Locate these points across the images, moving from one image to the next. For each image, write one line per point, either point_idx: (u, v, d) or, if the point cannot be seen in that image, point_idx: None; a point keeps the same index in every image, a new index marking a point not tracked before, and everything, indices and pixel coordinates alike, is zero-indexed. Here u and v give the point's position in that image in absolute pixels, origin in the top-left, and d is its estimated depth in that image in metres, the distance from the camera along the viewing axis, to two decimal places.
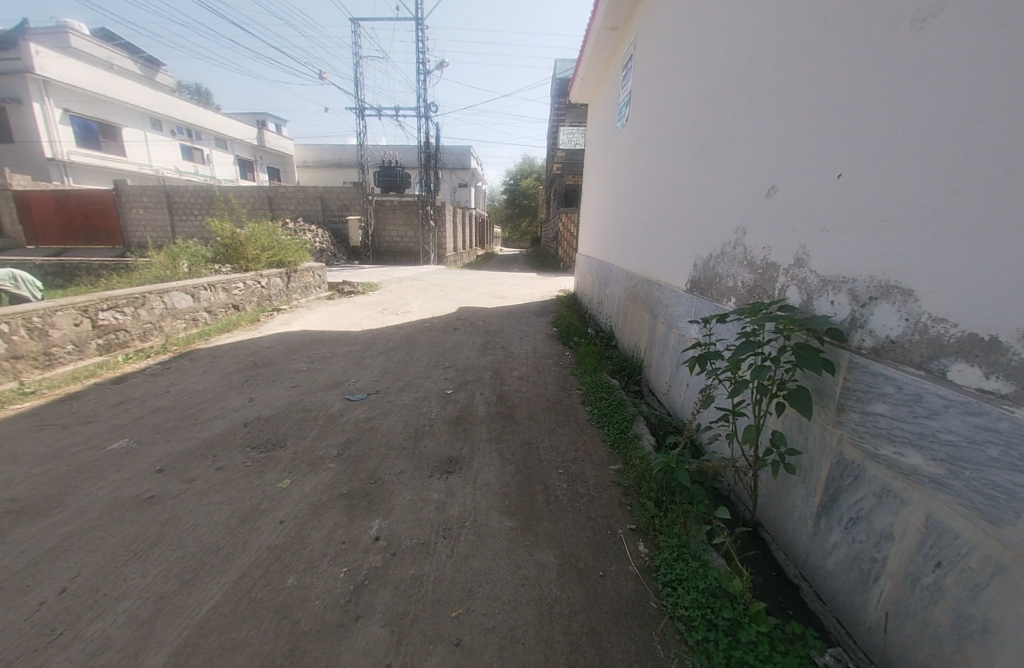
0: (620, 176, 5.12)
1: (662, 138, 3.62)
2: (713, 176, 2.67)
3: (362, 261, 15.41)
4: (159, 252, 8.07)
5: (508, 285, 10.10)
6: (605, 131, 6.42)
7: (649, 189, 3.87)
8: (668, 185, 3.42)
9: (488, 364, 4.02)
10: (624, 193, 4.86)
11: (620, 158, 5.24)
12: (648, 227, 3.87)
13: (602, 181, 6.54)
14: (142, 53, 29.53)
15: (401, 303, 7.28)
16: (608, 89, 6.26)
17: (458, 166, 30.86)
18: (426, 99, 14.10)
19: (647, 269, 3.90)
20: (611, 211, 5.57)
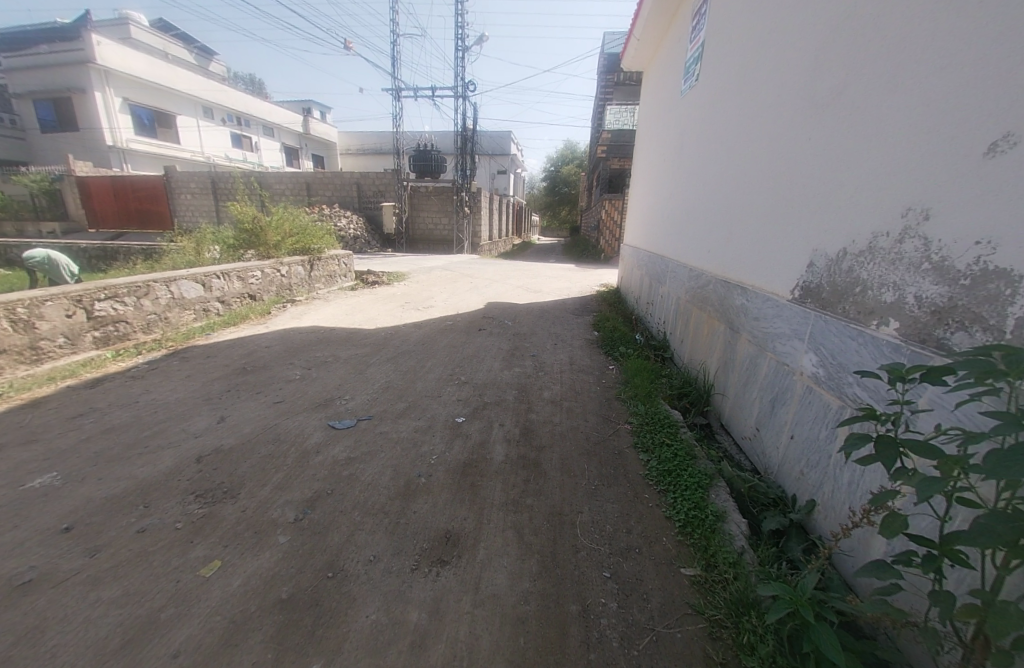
0: (683, 155, 4.23)
1: (747, 96, 2.76)
2: (843, 133, 1.83)
3: (395, 248, 15.02)
4: (185, 237, 7.84)
5: (544, 278, 9.27)
6: (662, 105, 5.50)
7: (727, 165, 3.00)
8: (758, 156, 2.56)
9: (515, 378, 3.27)
10: (688, 174, 3.97)
11: (682, 134, 4.35)
12: (725, 214, 3.00)
13: (657, 163, 5.62)
14: (197, 43, 30.51)
15: (427, 295, 6.66)
16: (669, 53, 5.32)
17: (497, 151, 29.93)
18: (463, 77, 13.27)
19: (723, 268, 3.03)
20: (669, 197, 4.66)
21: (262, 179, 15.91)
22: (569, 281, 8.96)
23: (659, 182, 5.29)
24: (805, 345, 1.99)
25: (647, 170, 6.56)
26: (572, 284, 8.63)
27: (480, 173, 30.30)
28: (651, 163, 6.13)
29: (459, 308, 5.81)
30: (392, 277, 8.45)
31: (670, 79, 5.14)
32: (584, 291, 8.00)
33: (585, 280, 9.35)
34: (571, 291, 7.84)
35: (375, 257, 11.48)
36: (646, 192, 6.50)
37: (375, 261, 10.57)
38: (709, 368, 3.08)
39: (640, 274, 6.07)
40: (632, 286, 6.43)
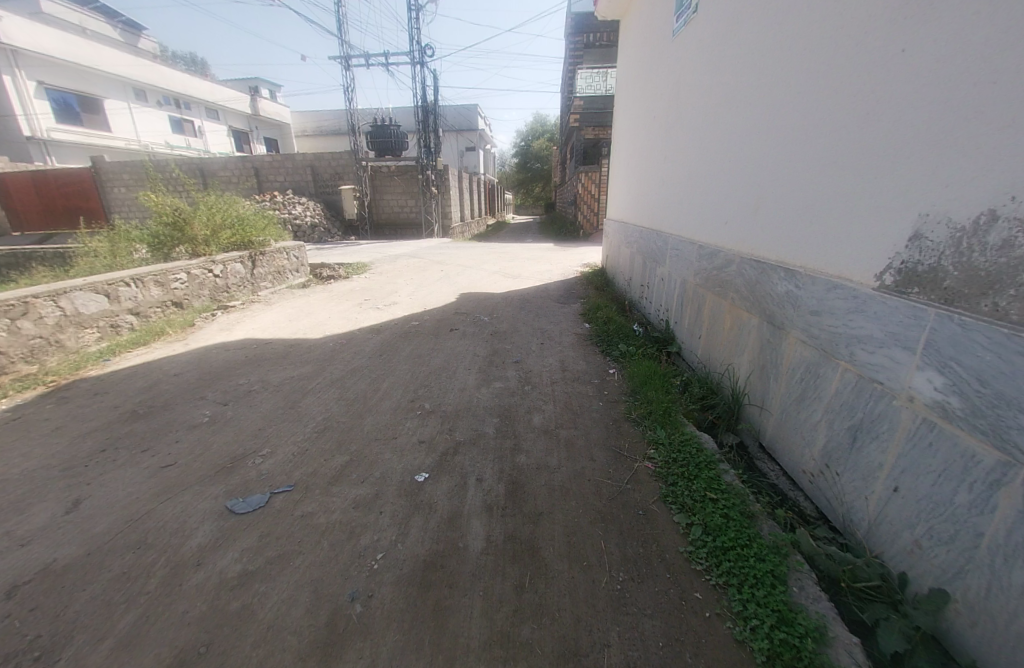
0: (672, 122, 3.73)
1: (760, 37, 2.28)
2: (963, 32, 1.23)
3: (360, 236, 13.86)
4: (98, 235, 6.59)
5: (522, 260, 8.46)
6: (641, 70, 5.00)
7: (736, 125, 2.52)
8: (783, 104, 2.07)
9: (495, 396, 2.55)
10: (681, 143, 3.48)
11: (669, 99, 3.86)
12: (738, 183, 2.51)
13: (637, 136, 5.12)
14: (119, 15, 27.32)
15: (392, 289, 5.81)
16: (646, 9, 4.79)
17: (463, 126, 28.34)
18: (419, 40, 11.97)
19: (746, 243, 2.43)
20: (658, 171, 4.15)
21: (204, 165, 14.30)
22: (549, 263, 8.22)
23: (643, 157, 4.79)
24: (923, 355, 1.35)
25: (626, 146, 6.04)
26: (552, 266, 7.90)
27: (446, 150, 28.77)
28: (630, 137, 5.64)
29: (427, 302, 5.01)
30: (354, 269, 7.47)
31: (649, 39, 4.63)
32: (567, 273, 7.29)
33: (566, 260, 8.63)
34: (553, 274, 7.11)
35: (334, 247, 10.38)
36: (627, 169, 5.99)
37: (334, 251, 9.50)
38: (739, 372, 2.42)
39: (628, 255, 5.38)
40: (620, 265, 5.76)
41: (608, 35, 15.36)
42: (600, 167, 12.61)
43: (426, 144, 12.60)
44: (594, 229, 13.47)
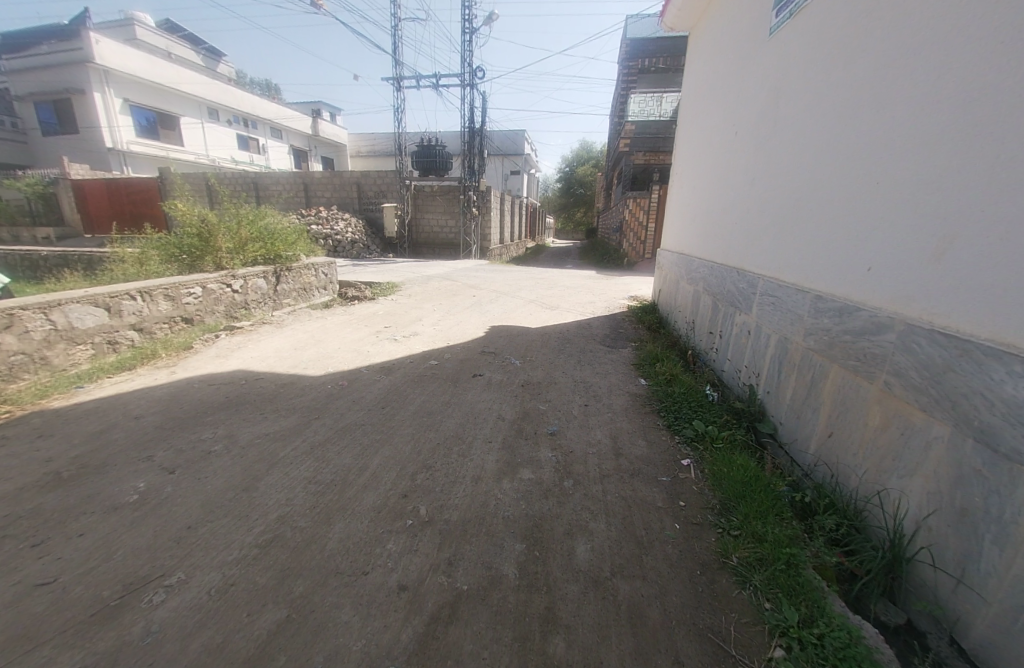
0: (747, 162, 3.30)
1: (876, 58, 1.89)
2: None
3: (397, 253, 13.65)
4: (131, 241, 6.43)
5: (563, 289, 7.73)
6: (704, 112, 4.68)
7: (847, 159, 2.05)
8: (987, 107, 1.40)
9: (522, 499, 1.78)
10: (762, 184, 3.00)
11: (741, 139, 3.47)
12: (858, 227, 1.97)
13: (698, 180, 4.71)
14: (204, 44, 29.96)
15: (417, 315, 5.21)
16: (712, 49, 4.53)
17: (509, 150, 28.55)
18: (470, 62, 11.85)
19: (913, 303, 1.64)
20: (729, 215, 3.65)
21: (258, 179, 14.77)
22: (592, 294, 7.43)
23: (707, 201, 4.33)
24: None
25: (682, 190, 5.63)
26: (596, 298, 7.10)
27: (491, 173, 29.03)
28: (688, 181, 5.23)
29: (453, 335, 4.34)
30: (383, 290, 6.98)
31: (716, 78, 4.34)
32: (612, 307, 6.47)
33: (611, 292, 7.81)
34: (597, 308, 6.30)
35: (369, 264, 10.10)
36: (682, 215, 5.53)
37: (368, 269, 9.17)
38: (909, 507, 1.54)
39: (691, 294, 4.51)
40: (679, 304, 4.88)
41: (664, 60, 14.84)
42: (651, 193, 11.85)
43: (470, 164, 12.33)
44: (640, 258, 12.60)
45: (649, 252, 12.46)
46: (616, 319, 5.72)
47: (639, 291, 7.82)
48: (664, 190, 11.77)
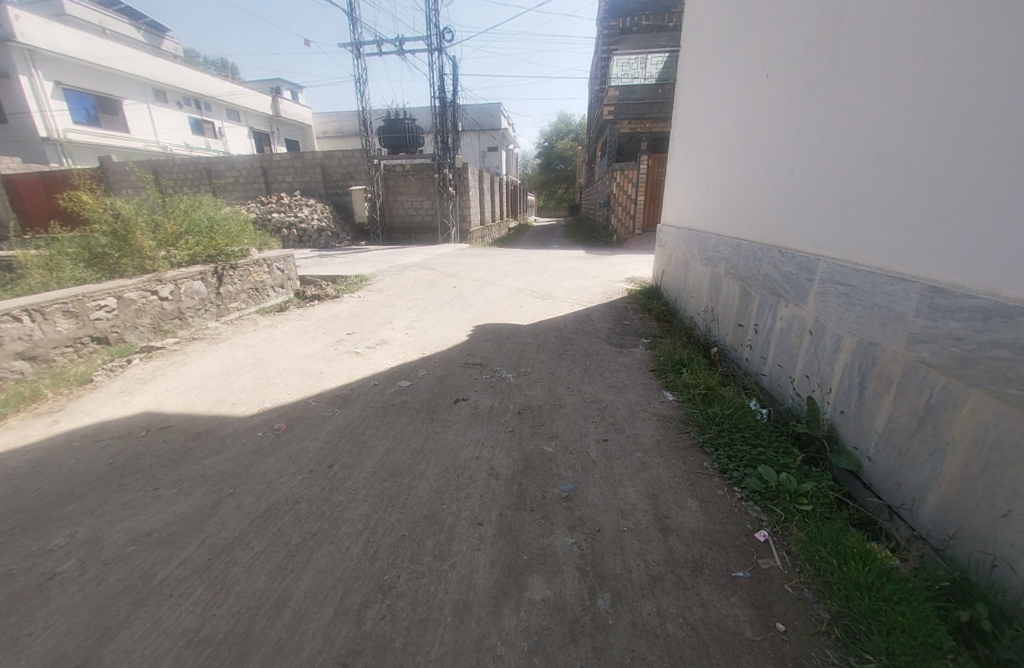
0: (761, 136, 2.89)
1: None
2: None
3: (371, 241, 12.51)
4: (32, 241, 5.28)
5: (552, 273, 6.99)
6: (693, 86, 4.28)
7: (929, 116, 1.62)
8: None
9: (537, 655, 1.10)
10: (788, 156, 2.58)
11: (748, 109, 3.07)
12: (955, 201, 1.52)
13: (693, 161, 4.29)
14: (142, 17, 27.24)
15: (389, 315, 4.41)
16: (697, 15, 4.14)
17: (485, 125, 27.08)
18: (436, 22, 10.57)
19: None
20: (739, 196, 3.23)
21: (211, 166, 13.38)
22: (586, 277, 6.70)
23: (706, 183, 3.91)
24: None
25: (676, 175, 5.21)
26: (590, 282, 6.38)
27: (467, 150, 27.60)
28: (682, 165, 4.81)
29: (432, 338, 3.58)
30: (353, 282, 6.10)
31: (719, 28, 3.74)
32: (610, 293, 5.76)
33: (605, 274, 7.09)
34: (594, 295, 5.59)
35: (337, 255, 9.13)
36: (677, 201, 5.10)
37: (336, 261, 8.21)
38: None
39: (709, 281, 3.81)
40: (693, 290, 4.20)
41: (646, 19, 13.76)
42: (639, 164, 11.03)
43: (443, 139, 11.22)
44: (630, 235, 11.86)
45: (639, 228, 11.73)
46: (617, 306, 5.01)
47: (635, 271, 7.14)
48: (652, 161, 10.98)
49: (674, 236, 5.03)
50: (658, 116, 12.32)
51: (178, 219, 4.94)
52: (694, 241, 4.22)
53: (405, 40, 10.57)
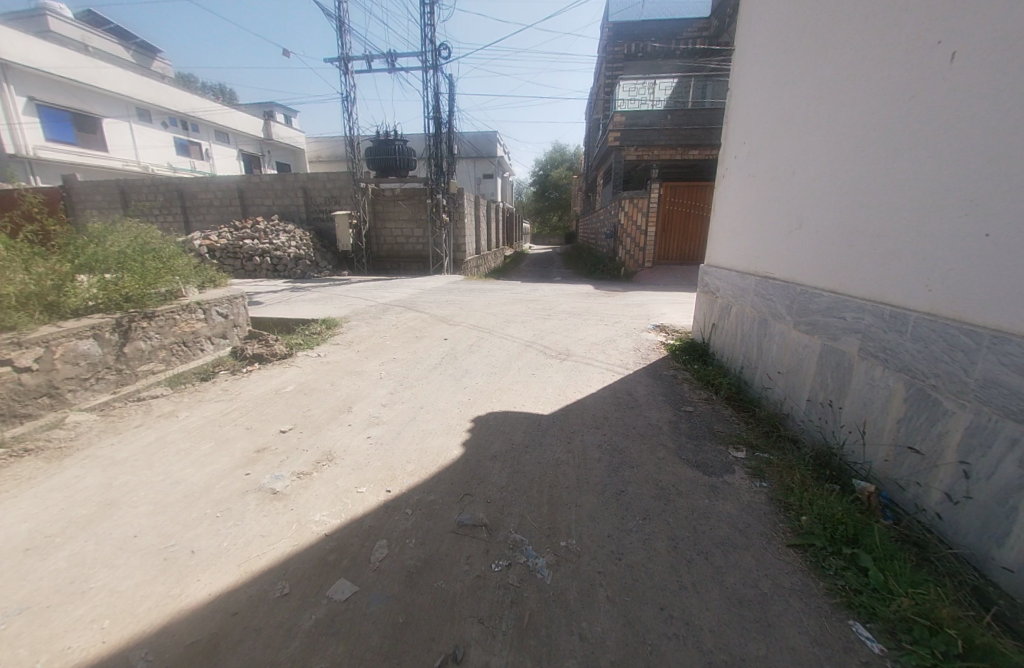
0: (922, 153, 1.94)
1: None
2: None
3: (354, 271, 11.09)
4: None
5: (565, 318, 5.75)
6: (761, 95, 3.35)
7: None
8: None
9: None
10: (1002, 180, 1.62)
11: (889, 116, 2.13)
12: None
13: (762, 191, 3.34)
14: (132, 38, 26.68)
15: (352, 389, 3.11)
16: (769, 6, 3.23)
17: (481, 153, 26.56)
18: (432, 38, 9.66)
19: None
20: (871, 238, 2.23)
21: (182, 187, 12.18)
22: (606, 325, 5.47)
23: (791, 219, 2.94)
24: None
25: (720, 208, 4.25)
26: (613, 332, 5.15)
27: (462, 177, 26.96)
28: (736, 197, 3.86)
29: (410, 444, 2.28)
30: (316, 331, 4.79)
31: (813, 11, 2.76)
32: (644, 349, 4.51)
33: (627, 318, 5.87)
34: (625, 352, 4.32)
35: (311, 290, 7.85)
36: (724, 240, 4.12)
37: (306, 298, 6.92)
38: None
39: (822, 361, 2.58)
40: (783, 368, 2.95)
41: (652, 45, 13.18)
42: (649, 192, 10.17)
43: (437, 162, 10.15)
44: (638, 267, 10.69)
45: (649, 260, 10.59)
46: (661, 371, 3.76)
47: (663, 316, 5.93)
48: (664, 189, 10.11)
49: (728, 284, 3.89)
50: (668, 142, 11.25)
51: (69, 261, 3.64)
52: (775, 295, 3.07)
53: (397, 56, 9.61)
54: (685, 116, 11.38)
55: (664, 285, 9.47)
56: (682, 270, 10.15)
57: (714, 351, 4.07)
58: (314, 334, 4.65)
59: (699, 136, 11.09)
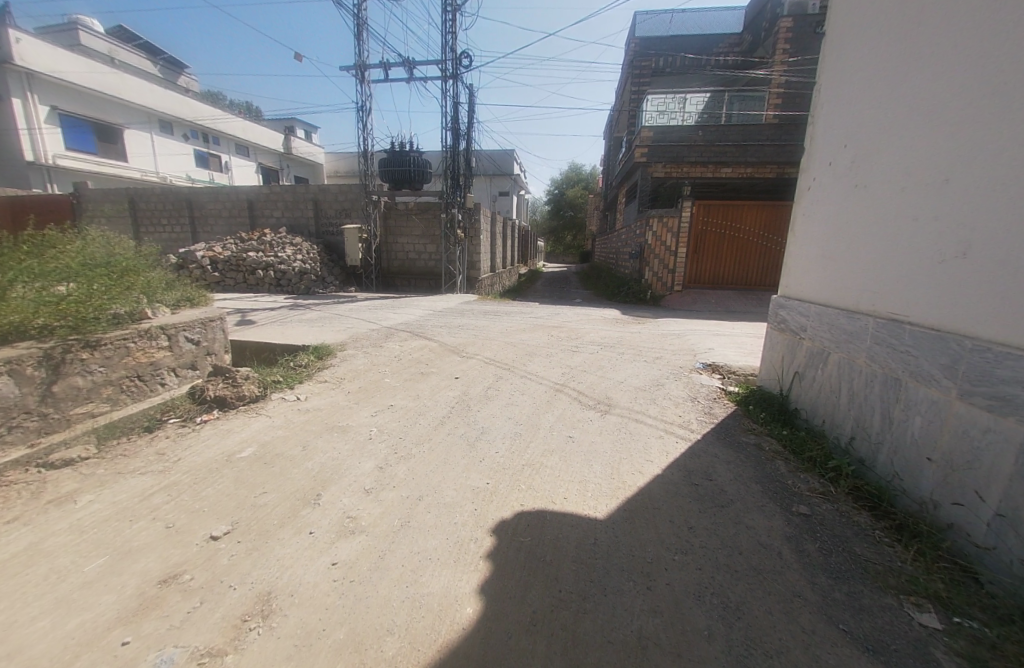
0: None
1: None
2: None
3: (361, 288, 10.34)
4: None
5: (597, 351, 4.86)
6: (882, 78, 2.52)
7: None
8: None
9: None
10: None
11: None
12: None
13: (880, 209, 2.54)
14: (161, 55, 27.32)
15: (328, 458, 2.26)
16: None
17: (498, 171, 26.24)
18: (453, 46, 9.16)
19: None
20: None
21: (190, 196, 11.74)
22: (647, 361, 4.56)
23: (943, 245, 2.12)
24: None
25: (797, 231, 3.44)
26: (659, 372, 4.23)
27: (478, 194, 26.62)
28: (827, 218, 3.05)
29: (397, 584, 1.42)
30: (303, 363, 3.91)
31: None
32: (702, 397, 3.59)
33: (669, 353, 4.95)
34: (682, 403, 3.41)
35: (310, 308, 7.12)
36: (806, 271, 3.29)
37: (302, 319, 6.16)
38: None
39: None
40: (942, 458, 2.04)
41: (682, 58, 12.44)
42: (681, 210, 9.17)
43: (454, 175, 9.48)
44: (667, 291, 9.60)
45: (679, 284, 9.56)
46: (739, 436, 2.84)
47: (712, 351, 5.00)
48: (698, 208, 9.22)
49: (823, 328, 3.00)
50: (699, 159, 10.45)
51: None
52: (924, 353, 2.17)
53: (416, 63, 9.06)
54: (720, 132, 10.52)
55: (699, 311, 8.52)
56: (717, 295, 9.18)
57: (802, 411, 3.14)
58: (300, 369, 3.77)
59: (735, 153, 10.24)
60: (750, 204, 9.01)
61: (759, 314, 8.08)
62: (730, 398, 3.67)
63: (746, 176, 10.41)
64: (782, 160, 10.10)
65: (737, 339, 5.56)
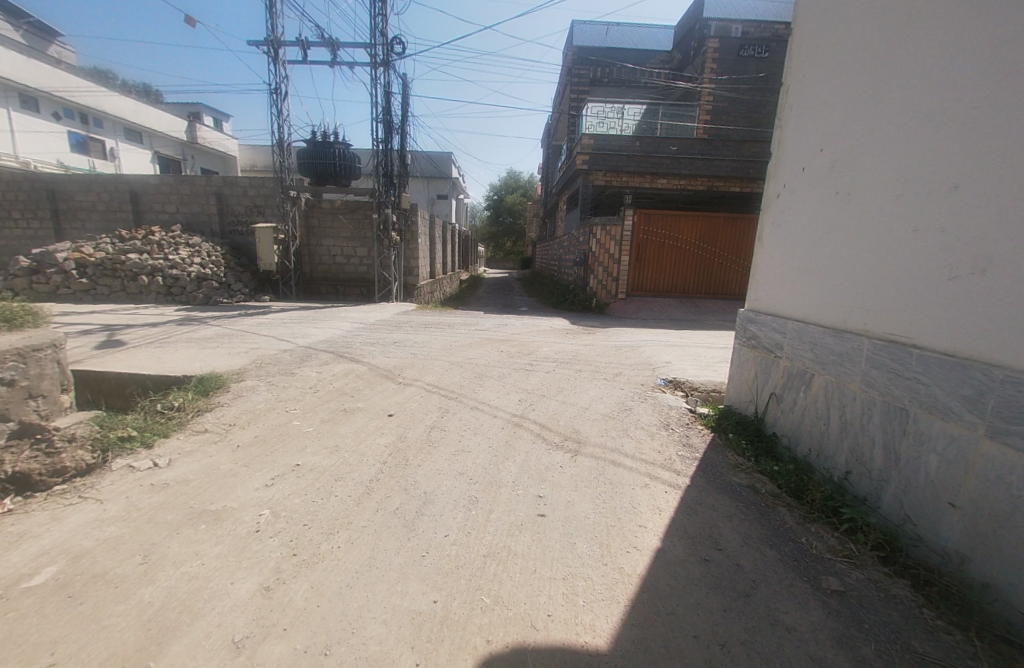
0: None
1: None
2: None
3: (277, 296, 8.99)
4: None
5: (553, 369, 4.33)
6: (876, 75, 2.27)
7: None
8: None
9: None
10: None
11: None
12: None
13: (871, 219, 2.28)
14: (24, 18, 22.79)
15: (182, 579, 1.45)
16: None
17: (434, 174, 25.30)
18: (383, 31, 8.32)
19: None
20: None
21: (51, 184, 9.54)
22: (608, 380, 4.11)
23: (953, 261, 1.86)
24: None
25: (767, 241, 3.16)
26: (623, 393, 3.79)
27: (414, 196, 25.49)
28: (804, 227, 2.78)
29: None
30: (173, 407, 2.82)
31: None
32: (676, 422, 3.17)
33: (629, 369, 4.56)
34: (658, 431, 2.96)
35: (208, 323, 5.86)
36: (779, 285, 3.00)
37: (193, 338, 4.96)
38: None
39: None
40: (971, 507, 1.72)
41: (618, 69, 12.57)
42: (623, 219, 9.09)
43: (387, 172, 8.52)
44: (612, 298, 9.43)
45: (623, 291, 9.42)
46: (729, 476, 2.43)
47: (670, 364, 4.69)
48: (639, 216, 9.14)
49: (804, 348, 2.68)
50: (637, 168, 10.48)
51: None
52: (939, 382, 1.88)
53: (340, 45, 8.05)
54: (656, 144, 10.51)
55: (645, 319, 8.42)
56: (660, 302, 9.19)
57: (783, 437, 2.79)
58: (169, 415, 2.70)
59: (671, 164, 10.45)
60: (687, 215, 9.14)
61: (702, 321, 8.15)
62: (702, 420, 3.27)
63: (679, 187, 10.66)
64: (712, 174, 10.52)
65: (691, 350, 5.36)
